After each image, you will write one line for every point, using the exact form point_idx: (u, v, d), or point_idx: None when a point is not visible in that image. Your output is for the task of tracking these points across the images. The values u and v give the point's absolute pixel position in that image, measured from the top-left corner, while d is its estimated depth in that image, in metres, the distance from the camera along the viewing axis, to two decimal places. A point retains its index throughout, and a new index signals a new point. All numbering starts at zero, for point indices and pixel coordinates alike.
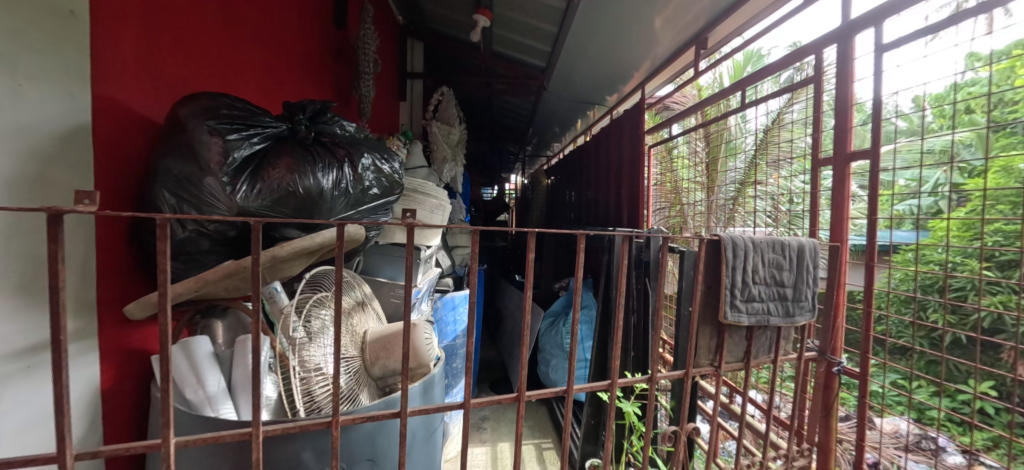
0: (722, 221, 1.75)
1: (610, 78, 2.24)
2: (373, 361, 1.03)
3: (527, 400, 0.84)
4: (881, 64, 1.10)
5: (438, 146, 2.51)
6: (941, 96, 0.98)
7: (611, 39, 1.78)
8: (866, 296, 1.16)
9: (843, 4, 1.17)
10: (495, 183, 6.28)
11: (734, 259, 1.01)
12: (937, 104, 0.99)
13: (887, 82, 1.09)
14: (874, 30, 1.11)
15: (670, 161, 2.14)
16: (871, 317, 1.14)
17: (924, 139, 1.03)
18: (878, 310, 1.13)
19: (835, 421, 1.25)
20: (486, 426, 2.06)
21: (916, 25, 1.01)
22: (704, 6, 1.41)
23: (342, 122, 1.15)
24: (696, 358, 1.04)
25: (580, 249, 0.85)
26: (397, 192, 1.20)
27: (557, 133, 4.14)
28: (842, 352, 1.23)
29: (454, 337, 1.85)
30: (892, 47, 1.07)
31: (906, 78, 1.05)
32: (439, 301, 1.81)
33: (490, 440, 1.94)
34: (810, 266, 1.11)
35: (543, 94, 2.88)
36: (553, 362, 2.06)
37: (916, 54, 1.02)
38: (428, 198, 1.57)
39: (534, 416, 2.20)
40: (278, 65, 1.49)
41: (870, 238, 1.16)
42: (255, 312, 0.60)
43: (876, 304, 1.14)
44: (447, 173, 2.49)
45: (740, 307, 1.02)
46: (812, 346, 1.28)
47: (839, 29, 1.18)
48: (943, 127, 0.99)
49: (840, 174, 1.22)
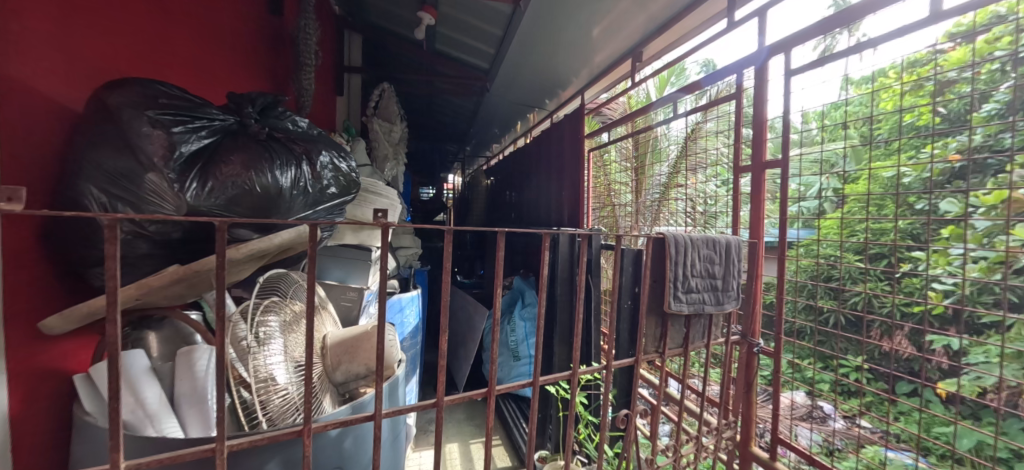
0: (649, 220, 1.99)
1: (549, 84, 2.31)
2: (335, 366, 0.98)
3: (495, 395, 0.86)
4: (791, 86, 1.30)
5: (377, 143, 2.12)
6: (823, 113, 1.23)
7: (555, 47, 1.85)
8: (780, 286, 1.37)
9: (757, 32, 1.36)
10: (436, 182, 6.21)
11: (677, 255, 1.11)
12: (820, 119, 1.24)
13: (795, 101, 1.30)
14: (783, 56, 1.31)
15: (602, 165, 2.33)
16: (785, 303, 1.35)
17: (816, 149, 1.26)
18: (789, 297, 1.34)
19: (754, 395, 1.45)
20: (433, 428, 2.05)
21: (809, 57, 1.25)
22: (642, 20, 1.54)
23: (294, 117, 1.08)
24: (646, 346, 1.13)
25: (546, 248, 0.90)
26: (354, 192, 1.16)
27: (496, 135, 4.15)
28: (760, 335, 1.44)
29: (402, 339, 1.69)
30: (798, 72, 1.27)
31: (809, 98, 1.26)
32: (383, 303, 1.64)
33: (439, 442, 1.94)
34: (735, 259, 1.27)
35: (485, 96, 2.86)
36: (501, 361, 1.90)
37: (818, 79, 1.23)
38: (380, 198, 1.48)
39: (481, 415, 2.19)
40: (210, 51, 1.35)
41: (782, 236, 1.36)
42: (221, 318, 0.56)
43: (787, 291, 1.35)
44: (390, 172, 2.14)
45: (682, 297, 1.13)
46: (736, 331, 1.45)
47: (755, 53, 1.37)
48: (826, 140, 1.23)
49: (758, 178, 1.41)
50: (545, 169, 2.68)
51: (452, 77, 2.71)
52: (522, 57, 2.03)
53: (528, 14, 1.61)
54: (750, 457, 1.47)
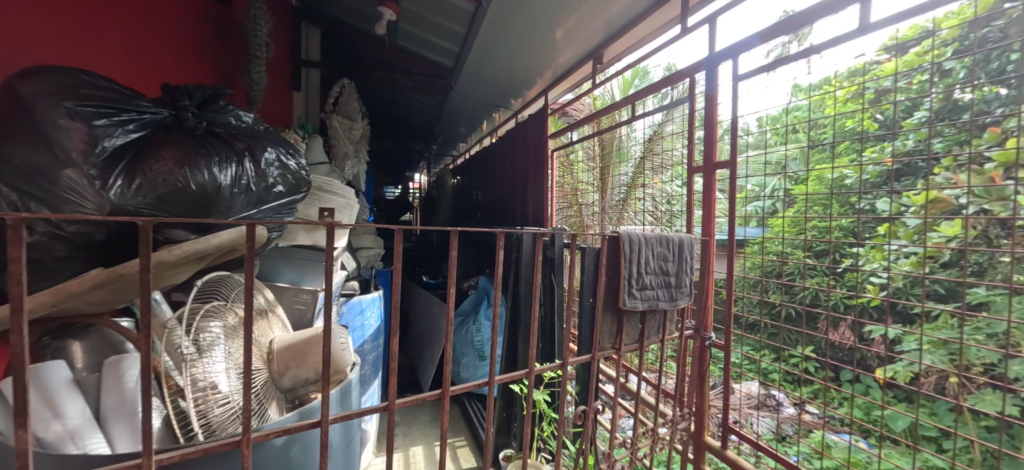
0: (614, 220, 2.08)
1: (515, 83, 2.33)
2: (283, 372, 0.94)
3: (449, 396, 0.86)
4: (739, 90, 1.39)
5: (336, 140, 2.00)
6: (776, 117, 1.30)
7: (518, 47, 1.86)
8: (728, 282, 1.47)
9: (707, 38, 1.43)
10: (402, 180, 6.06)
11: (632, 253, 1.05)
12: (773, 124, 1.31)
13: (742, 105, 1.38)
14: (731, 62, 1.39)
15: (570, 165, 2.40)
16: (733, 300, 1.44)
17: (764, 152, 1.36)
18: (738, 293, 1.44)
19: (707, 388, 1.50)
20: (397, 431, 2.02)
21: (760, 61, 1.31)
22: (602, 23, 1.59)
23: (237, 112, 1.04)
24: (600, 343, 1.08)
25: (501, 247, 0.91)
26: (304, 190, 1.12)
27: (462, 134, 4.10)
28: (712, 330, 1.53)
29: (362, 342, 1.63)
30: (746, 77, 1.35)
31: (754, 103, 1.35)
32: (343, 306, 1.60)
33: (402, 446, 1.91)
34: (688, 256, 1.22)
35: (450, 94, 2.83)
36: (465, 361, 1.86)
37: (763, 84, 1.32)
38: (335, 197, 1.39)
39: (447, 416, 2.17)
40: (145, 39, 1.25)
41: (730, 235, 1.45)
42: (146, 327, 0.53)
43: (737, 288, 1.45)
44: (350, 170, 2.02)
45: (636, 294, 1.07)
46: (690, 326, 1.55)
47: (706, 58, 1.44)
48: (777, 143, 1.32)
49: (709, 180, 1.50)
50: (511, 168, 2.69)
51: (418, 73, 2.66)
52: (487, 56, 2.02)
53: (489, 12, 1.61)
54: (703, 447, 1.54)
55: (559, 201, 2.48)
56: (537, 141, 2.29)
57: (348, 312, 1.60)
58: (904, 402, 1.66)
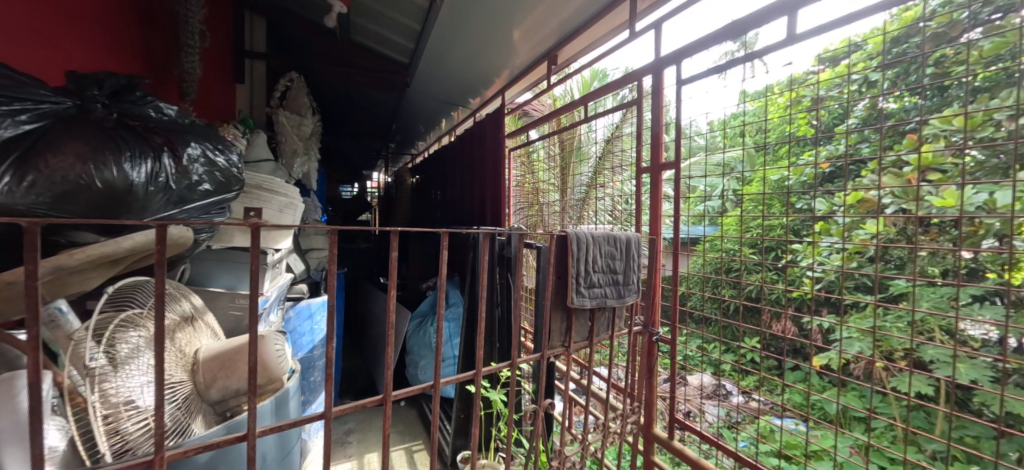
0: (574, 219, 2.12)
1: (472, 81, 2.31)
2: (210, 384, 0.89)
3: (392, 401, 0.85)
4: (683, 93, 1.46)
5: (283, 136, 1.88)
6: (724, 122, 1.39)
7: (475, 44, 1.84)
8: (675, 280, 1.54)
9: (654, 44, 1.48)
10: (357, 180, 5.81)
11: (579, 251, 1.06)
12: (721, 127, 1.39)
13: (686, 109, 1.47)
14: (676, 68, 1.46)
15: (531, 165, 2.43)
16: (678, 295, 1.53)
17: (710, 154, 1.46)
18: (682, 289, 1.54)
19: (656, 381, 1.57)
20: (350, 439, 1.94)
21: (708, 65, 1.37)
22: (556, 24, 1.61)
23: (157, 104, 0.98)
24: (549, 340, 1.08)
25: (444, 247, 0.88)
26: (235, 189, 1.06)
27: (421, 133, 4.01)
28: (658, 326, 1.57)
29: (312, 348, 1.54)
30: (690, 81, 1.43)
31: (698, 106, 1.44)
32: (291, 310, 1.55)
33: (355, 453, 1.84)
34: (635, 256, 1.23)
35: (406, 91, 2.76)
36: (422, 363, 1.82)
37: (708, 88, 1.40)
38: (276, 196, 1.29)
39: (403, 420, 2.12)
40: (48, 23, 1.10)
41: (676, 233, 1.53)
42: (34, 340, 0.49)
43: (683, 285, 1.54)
44: (299, 169, 1.89)
45: (584, 292, 1.08)
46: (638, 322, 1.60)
47: (653, 63, 1.49)
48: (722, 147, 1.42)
49: (656, 180, 1.56)
50: (469, 168, 2.67)
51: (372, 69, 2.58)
52: (445, 52, 1.99)
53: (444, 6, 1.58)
54: (652, 438, 1.61)
55: (520, 201, 2.49)
56: (495, 140, 2.27)
57: (296, 316, 1.54)
58: (836, 386, 1.81)
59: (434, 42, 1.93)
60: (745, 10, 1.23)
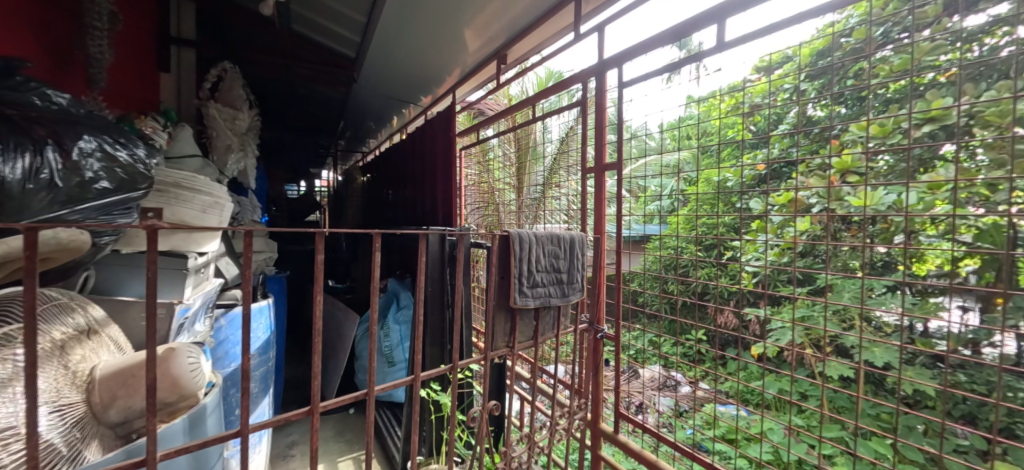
0: (530, 219, 2.11)
1: (423, 79, 2.26)
2: (108, 405, 0.79)
3: (320, 411, 0.80)
4: (627, 95, 1.49)
5: (214, 130, 1.74)
6: (675, 123, 1.38)
7: (423, 40, 1.79)
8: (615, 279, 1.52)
9: (598, 47, 1.52)
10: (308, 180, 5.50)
11: (522, 251, 1.05)
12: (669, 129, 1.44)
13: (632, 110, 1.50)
14: (618, 70, 1.50)
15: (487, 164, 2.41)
16: (617, 290, 1.54)
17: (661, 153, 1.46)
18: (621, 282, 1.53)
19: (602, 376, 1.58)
20: (294, 451, 1.84)
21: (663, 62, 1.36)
22: (504, 24, 1.60)
23: (46, 90, 0.86)
24: (493, 342, 1.06)
25: (376, 250, 0.82)
26: (143, 187, 0.96)
27: (371, 130, 3.85)
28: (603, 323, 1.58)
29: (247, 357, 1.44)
30: (638, 80, 1.44)
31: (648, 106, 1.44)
32: (223, 317, 1.42)
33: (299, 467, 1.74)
34: (580, 255, 1.24)
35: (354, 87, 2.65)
36: (372, 368, 1.75)
37: (659, 87, 1.39)
38: (200, 195, 1.15)
39: (354, 429, 2.03)
40: None
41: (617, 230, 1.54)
42: None
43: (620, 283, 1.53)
44: (234, 167, 1.77)
45: (527, 292, 1.07)
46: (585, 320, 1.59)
47: (597, 66, 1.52)
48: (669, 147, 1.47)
49: (599, 179, 1.58)
50: (420, 167, 2.61)
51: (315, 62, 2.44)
52: (393, 48, 1.93)
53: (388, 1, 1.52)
54: (599, 433, 1.65)
55: (477, 200, 2.46)
56: (444, 138, 2.21)
57: (229, 324, 1.41)
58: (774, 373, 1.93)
59: (380, 38, 1.85)
60: (678, 16, 1.27)
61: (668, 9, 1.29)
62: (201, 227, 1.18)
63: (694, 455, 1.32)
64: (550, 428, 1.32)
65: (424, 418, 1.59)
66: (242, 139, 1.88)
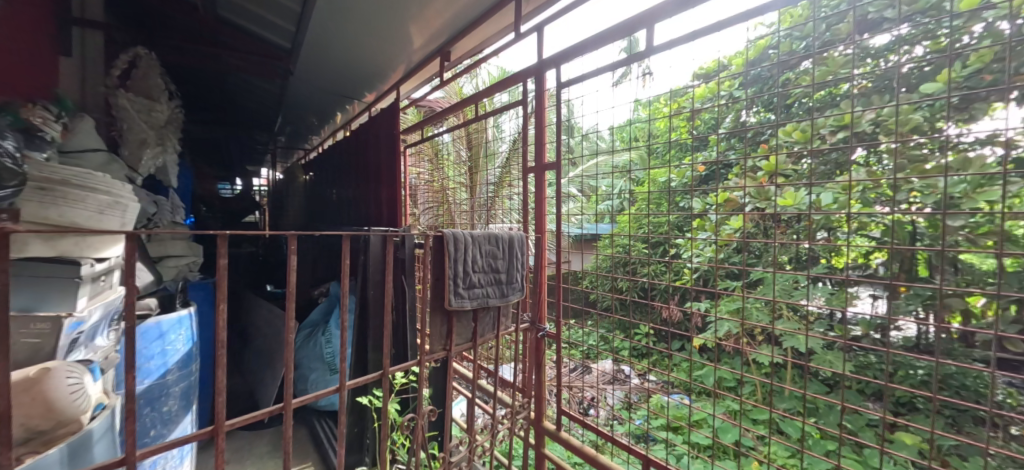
0: (483, 219, 2.10)
1: (367, 74, 2.18)
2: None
3: (227, 430, 0.75)
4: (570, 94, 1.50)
5: (125, 122, 1.57)
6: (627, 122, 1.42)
7: (364, 35, 1.73)
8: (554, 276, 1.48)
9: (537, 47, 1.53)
10: None
11: (456, 252, 1.03)
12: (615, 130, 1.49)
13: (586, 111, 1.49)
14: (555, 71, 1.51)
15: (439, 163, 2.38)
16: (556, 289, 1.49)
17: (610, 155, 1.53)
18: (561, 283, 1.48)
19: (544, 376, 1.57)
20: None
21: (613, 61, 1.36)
22: (446, 21, 1.58)
23: None
24: (429, 346, 1.03)
25: (292, 252, 0.76)
26: (13, 184, 0.83)
27: (313, 126, 3.65)
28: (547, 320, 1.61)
29: (164, 373, 1.30)
30: (582, 79, 1.44)
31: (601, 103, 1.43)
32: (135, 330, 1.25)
33: None
34: (519, 254, 1.24)
35: (289, 83, 2.48)
36: (311, 378, 1.65)
37: (607, 84, 1.40)
38: (96, 193, 1.02)
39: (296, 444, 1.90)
40: None
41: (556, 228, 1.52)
42: None
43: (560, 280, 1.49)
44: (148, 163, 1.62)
45: (463, 293, 1.05)
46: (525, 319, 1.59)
47: (536, 65, 1.53)
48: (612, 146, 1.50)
49: (539, 179, 1.57)
50: (362, 166, 2.53)
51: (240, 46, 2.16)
52: (331, 43, 1.83)
53: None
54: (542, 431, 1.59)
55: (429, 200, 2.43)
56: (386, 136, 2.16)
57: (143, 337, 1.25)
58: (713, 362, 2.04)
59: (315, 31, 1.75)
60: (614, 19, 1.30)
61: (605, 11, 1.31)
62: (97, 229, 1.06)
63: (630, 448, 1.33)
64: (492, 429, 1.30)
65: (369, 426, 1.52)
66: (158, 133, 1.74)
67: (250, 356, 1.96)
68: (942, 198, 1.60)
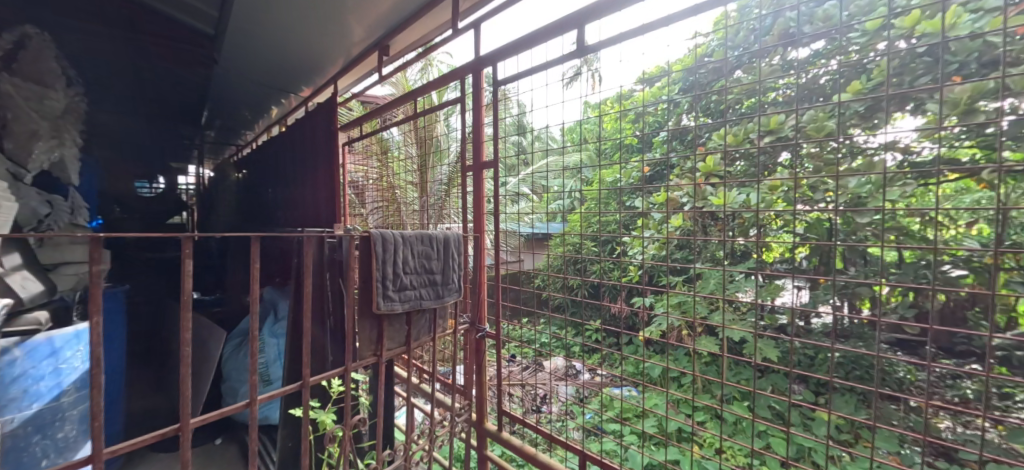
0: (433, 219, 2.06)
1: (302, 66, 2.07)
2: None
3: (105, 458, 0.67)
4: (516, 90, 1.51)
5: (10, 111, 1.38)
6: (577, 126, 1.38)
7: (297, 25, 1.63)
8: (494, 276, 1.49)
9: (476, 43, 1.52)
10: None
11: (384, 253, 1.00)
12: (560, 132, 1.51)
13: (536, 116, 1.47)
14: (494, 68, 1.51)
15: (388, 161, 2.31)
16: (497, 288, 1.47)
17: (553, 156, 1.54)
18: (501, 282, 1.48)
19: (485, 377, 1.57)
20: None
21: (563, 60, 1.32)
22: (383, 13, 1.54)
23: None
24: (357, 353, 0.99)
25: (188, 255, 0.67)
26: None
27: (247, 121, 3.41)
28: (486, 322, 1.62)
29: (56, 394, 1.15)
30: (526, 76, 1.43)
31: (550, 109, 1.41)
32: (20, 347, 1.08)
33: None
34: (455, 254, 1.22)
35: (215, 73, 2.30)
36: (240, 391, 1.54)
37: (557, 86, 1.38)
38: None
39: None
40: None
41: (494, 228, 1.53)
42: None
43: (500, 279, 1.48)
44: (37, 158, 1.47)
45: (393, 296, 1.01)
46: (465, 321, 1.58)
47: (475, 61, 1.52)
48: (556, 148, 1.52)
49: (478, 179, 1.56)
50: (297, 164, 2.39)
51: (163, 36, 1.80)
52: (262, 32, 1.72)
53: None
54: (484, 433, 1.58)
55: (377, 199, 2.34)
56: (322, 134, 2.05)
57: (29, 355, 1.09)
58: (658, 354, 2.13)
59: (240, 19, 1.63)
60: (551, 18, 1.31)
61: (543, 10, 1.33)
62: None
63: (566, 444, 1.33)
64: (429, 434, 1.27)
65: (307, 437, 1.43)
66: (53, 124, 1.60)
67: (172, 371, 1.78)
68: (852, 197, 1.80)
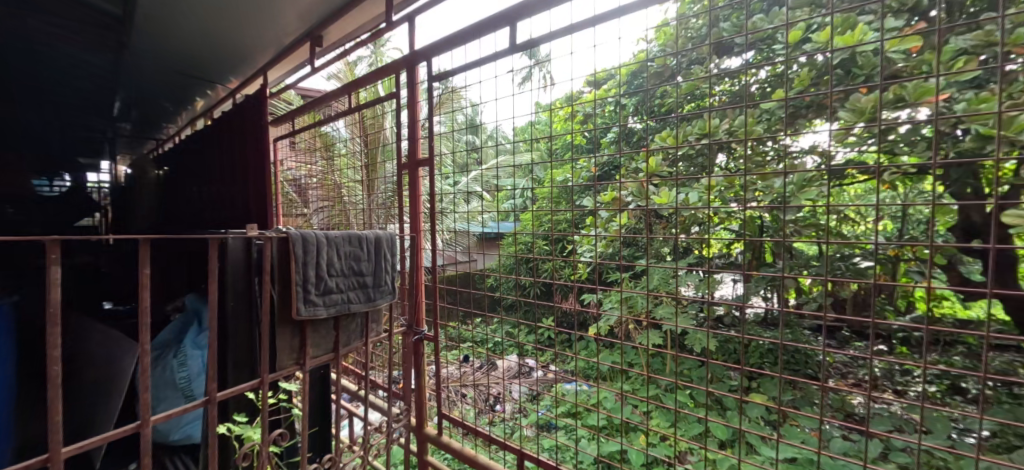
0: (381, 218, 2.01)
1: (229, 52, 1.96)
2: None
3: None
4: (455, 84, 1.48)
5: None
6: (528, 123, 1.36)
7: (219, 11, 1.53)
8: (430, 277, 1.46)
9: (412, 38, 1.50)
10: None
11: (305, 255, 0.95)
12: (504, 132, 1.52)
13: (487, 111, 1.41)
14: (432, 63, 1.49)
15: (332, 159, 2.22)
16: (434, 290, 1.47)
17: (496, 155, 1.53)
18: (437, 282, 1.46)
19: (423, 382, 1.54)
20: None
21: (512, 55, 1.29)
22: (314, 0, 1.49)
23: None
24: (275, 362, 0.95)
25: (53, 262, 0.60)
26: None
27: (170, 110, 3.15)
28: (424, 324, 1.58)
29: None
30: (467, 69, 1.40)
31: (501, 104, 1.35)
32: None
33: None
34: (388, 255, 1.20)
35: (126, 53, 2.12)
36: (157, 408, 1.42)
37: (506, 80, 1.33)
38: None
39: None
40: None
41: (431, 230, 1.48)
42: None
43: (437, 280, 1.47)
44: None
45: (316, 300, 0.97)
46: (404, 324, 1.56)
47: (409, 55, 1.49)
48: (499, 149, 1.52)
49: (414, 177, 1.54)
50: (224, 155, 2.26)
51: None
52: (180, 17, 1.60)
53: None
54: (424, 438, 1.58)
55: (322, 199, 2.25)
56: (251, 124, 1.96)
57: None
58: (608, 348, 2.20)
59: (153, 5, 1.51)
60: (486, 13, 1.31)
61: (479, 6, 1.33)
62: None
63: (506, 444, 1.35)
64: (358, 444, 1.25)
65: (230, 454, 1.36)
66: None
67: None
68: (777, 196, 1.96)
